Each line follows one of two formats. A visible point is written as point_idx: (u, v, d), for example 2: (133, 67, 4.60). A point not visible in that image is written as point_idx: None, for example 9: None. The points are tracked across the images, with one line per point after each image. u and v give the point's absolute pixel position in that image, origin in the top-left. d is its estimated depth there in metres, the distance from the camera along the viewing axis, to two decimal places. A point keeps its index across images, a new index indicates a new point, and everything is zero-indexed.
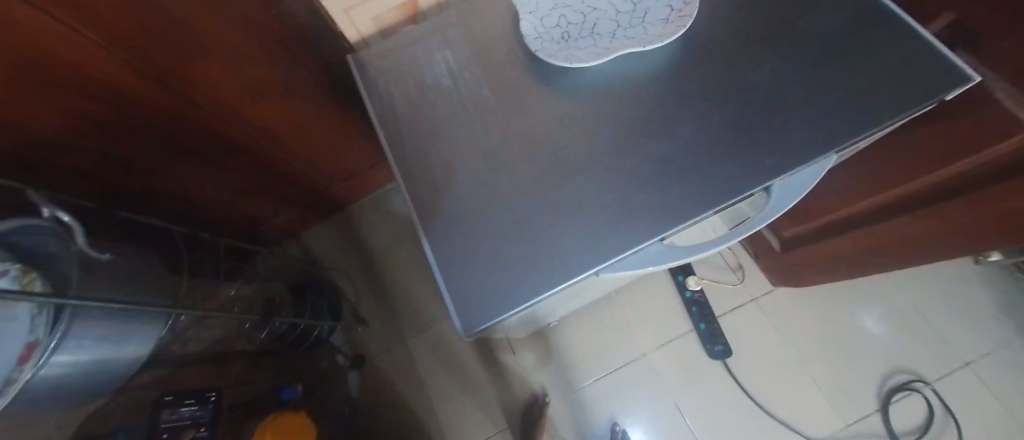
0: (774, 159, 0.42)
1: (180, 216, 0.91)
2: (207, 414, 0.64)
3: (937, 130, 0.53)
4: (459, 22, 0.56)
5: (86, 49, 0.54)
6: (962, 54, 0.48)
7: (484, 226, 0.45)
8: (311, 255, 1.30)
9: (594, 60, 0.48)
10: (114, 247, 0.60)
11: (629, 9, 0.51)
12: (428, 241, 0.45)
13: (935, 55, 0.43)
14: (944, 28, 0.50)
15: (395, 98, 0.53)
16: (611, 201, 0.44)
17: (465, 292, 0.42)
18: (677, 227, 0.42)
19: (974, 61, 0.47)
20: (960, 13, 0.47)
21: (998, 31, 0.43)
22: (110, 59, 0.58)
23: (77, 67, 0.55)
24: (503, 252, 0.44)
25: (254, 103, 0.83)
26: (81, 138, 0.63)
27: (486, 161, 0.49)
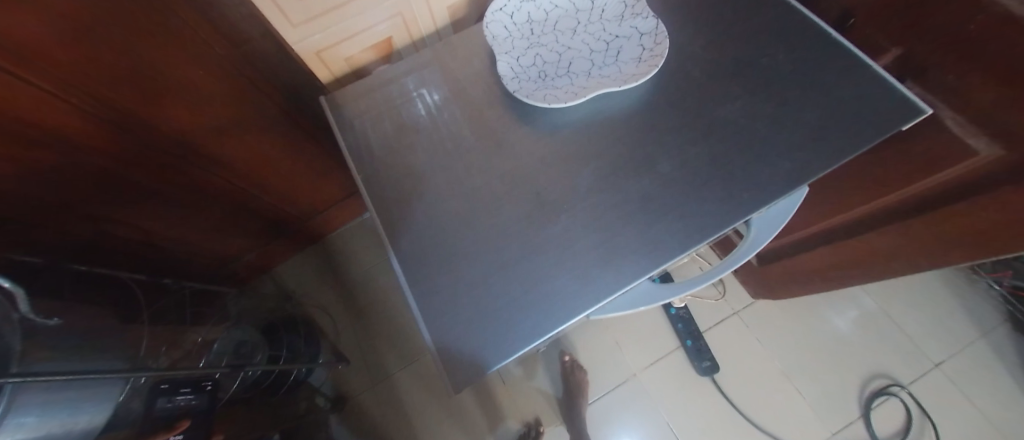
0: (750, 193, 0.43)
1: (141, 262, 0.85)
2: (204, 403, 0.60)
3: (894, 156, 0.56)
4: (435, 61, 0.56)
5: (28, 93, 0.51)
6: (912, 86, 0.51)
7: (470, 271, 0.44)
8: (285, 291, 1.24)
9: (573, 98, 0.49)
10: (59, 309, 0.55)
11: (602, 48, 0.52)
12: (412, 289, 0.43)
13: (889, 89, 0.45)
14: (892, 62, 0.53)
15: (372, 140, 0.52)
16: (597, 241, 0.44)
17: (455, 342, 0.40)
18: (667, 264, 0.42)
19: (925, 94, 0.50)
20: (905, 49, 0.51)
21: (946, 66, 0.46)
22: (56, 102, 0.55)
23: (20, 113, 0.52)
24: (492, 299, 0.42)
25: (222, 142, 0.80)
26: (23, 185, 0.59)
27: (469, 203, 0.48)
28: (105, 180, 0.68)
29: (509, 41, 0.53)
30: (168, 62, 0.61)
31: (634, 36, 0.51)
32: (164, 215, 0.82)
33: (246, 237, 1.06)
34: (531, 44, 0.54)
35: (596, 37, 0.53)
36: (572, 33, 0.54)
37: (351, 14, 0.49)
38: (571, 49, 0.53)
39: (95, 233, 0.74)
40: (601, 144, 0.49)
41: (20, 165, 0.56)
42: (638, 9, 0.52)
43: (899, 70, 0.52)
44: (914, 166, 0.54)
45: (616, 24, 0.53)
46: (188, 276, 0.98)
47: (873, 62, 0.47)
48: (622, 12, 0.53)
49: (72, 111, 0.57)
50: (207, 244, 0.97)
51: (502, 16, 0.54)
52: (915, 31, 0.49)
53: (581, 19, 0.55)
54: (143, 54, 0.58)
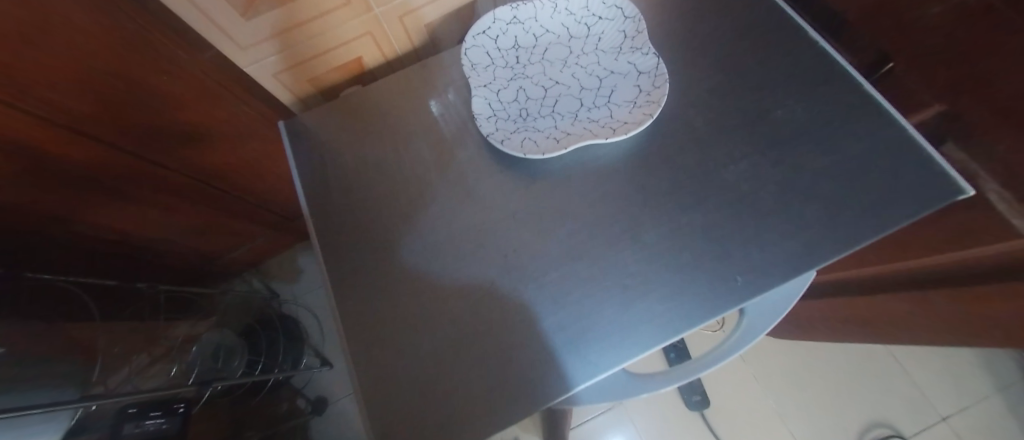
0: (742, 277, 0.38)
1: (121, 261, 0.84)
2: (174, 426, 0.64)
3: (921, 224, 0.49)
4: (408, 87, 0.51)
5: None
6: (950, 149, 0.44)
7: (421, 340, 0.40)
8: (271, 289, 1.22)
9: (554, 146, 0.43)
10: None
11: (594, 85, 0.46)
12: (355, 357, 0.40)
13: (922, 161, 0.39)
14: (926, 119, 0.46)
15: (331, 180, 0.48)
16: (563, 320, 0.39)
17: (394, 426, 0.36)
18: (636, 357, 0.36)
19: (967, 161, 0.43)
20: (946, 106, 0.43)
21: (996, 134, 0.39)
22: (26, 120, 0.52)
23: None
24: (440, 377, 0.38)
25: (201, 147, 0.76)
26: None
27: (428, 260, 0.44)
28: (70, 189, 0.65)
29: (489, 71, 0.47)
30: (136, 72, 0.58)
31: (630, 75, 0.45)
32: (137, 221, 0.79)
33: (232, 237, 1.04)
34: (514, 75, 0.48)
35: (588, 71, 0.47)
36: (562, 65, 0.48)
37: (308, 36, 0.44)
38: (560, 84, 0.48)
39: (72, 235, 0.72)
40: (580, 202, 0.43)
41: None
42: (638, 42, 0.46)
43: (934, 130, 0.45)
44: (940, 237, 0.47)
45: (612, 57, 0.47)
46: (170, 275, 0.97)
47: (907, 125, 0.40)
48: (621, 43, 0.47)
49: (33, 125, 0.53)
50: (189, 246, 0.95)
51: (485, 42, 0.48)
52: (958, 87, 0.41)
53: (574, 49, 0.49)
54: (107, 67, 0.54)
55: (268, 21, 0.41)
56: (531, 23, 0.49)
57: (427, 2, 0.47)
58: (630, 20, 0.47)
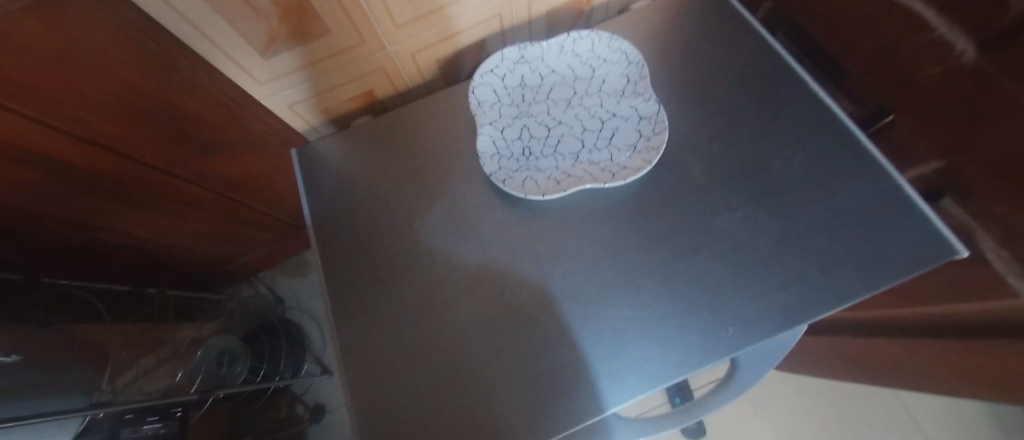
0: (731, 329, 0.38)
1: (137, 266, 0.86)
2: (171, 430, 0.70)
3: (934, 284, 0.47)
4: (415, 123, 0.53)
5: (30, 131, 0.50)
6: (946, 206, 0.45)
7: (417, 372, 0.41)
8: (276, 296, 1.25)
9: (554, 188, 0.45)
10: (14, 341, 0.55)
11: (596, 127, 0.48)
12: (353, 385, 0.41)
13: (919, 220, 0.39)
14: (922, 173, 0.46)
15: (340, 211, 0.51)
16: (556, 360, 0.40)
17: None
18: (625, 404, 0.37)
19: (961, 218, 0.43)
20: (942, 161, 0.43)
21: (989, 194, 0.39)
22: (58, 137, 0.53)
23: (22, 145, 0.51)
24: (433, 411, 0.39)
25: (219, 163, 0.78)
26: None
27: (428, 291, 0.45)
28: (95, 200, 0.66)
29: (495, 109, 0.50)
30: (172, 98, 0.59)
31: (631, 119, 0.47)
32: (155, 231, 0.82)
33: (243, 244, 1.07)
34: (519, 114, 0.50)
35: (591, 113, 0.49)
36: (566, 105, 0.50)
37: (324, 72, 0.47)
38: (563, 124, 0.49)
39: (95, 241, 0.74)
40: (578, 242, 0.44)
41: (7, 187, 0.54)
42: (641, 87, 0.48)
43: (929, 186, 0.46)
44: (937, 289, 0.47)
45: (615, 99, 0.49)
46: (181, 279, 1.00)
47: (903, 181, 0.40)
48: (624, 88, 0.49)
49: (62, 139, 0.54)
50: (201, 253, 0.98)
51: (491, 81, 0.50)
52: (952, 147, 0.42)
53: (578, 89, 0.51)
54: (143, 94, 0.56)
55: (287, 59, 0.44)
56: (537, 63, 0.51)
57: (438, 41, 0.50)
58: (633, 66, 0.49)
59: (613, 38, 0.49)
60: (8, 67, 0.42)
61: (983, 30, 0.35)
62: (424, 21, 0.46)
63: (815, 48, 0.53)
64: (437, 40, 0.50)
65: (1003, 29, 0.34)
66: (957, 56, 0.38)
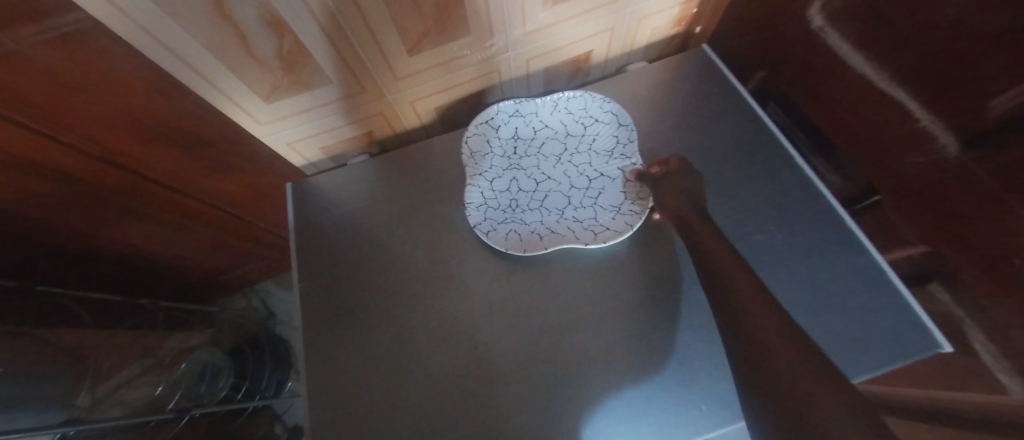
0: (689, 407, 0.39)
1: (136, 274, 0.87)
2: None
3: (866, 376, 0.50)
4: (411, 168, 0.56)
5: (48, 149, 0.52)
6: (918, 295, 0.45)
7: (387, 420, 0.42)
8: (267, 309, 1.26)
9: (537, 243, 0.46)
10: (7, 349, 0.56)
11: (582, 185, 0.51)
12: (320, 427, 0.43)
13: (910, 319, 0.43)
14: (896, 259, 0.47)
15: (330, 248, 0.52)
16: (532, 422, 0.40)
17: None
18: None
19: (934, 310, 0.44)
20: (915, 251, 0.44)
21: (963, 289, 0.40)
22: (74, 155, 0.56)
23: (39, 161, 0.53)
24: None
25: (226, 186, 0.80)
26: (4, 229, 0.59)
27: (405, 339, 0.46)
28: (101, 213, 0.68)
29: (487, 160, 0.52)
30: (194, 127, 0.61)
31: (618, 181, 0.50)
32: (158, 244, 0.84)
33: (237, 258, 1.07)
34: (510, 166, 0.53)
35: (579, 171, 0.52)
36: (556, 161, 0.53)
37: (327, 114, 0.51)
38: (551, 179, 0.52)
39: (95, 250, 0.75)
40: (562, 301, 0.46)
41: (21, 198, 0.56)
42: (628, 150, 0.51)
43: (904, 273, 0.46)
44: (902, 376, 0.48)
45: (604, 160, 0.52)
46: (175, 289, 1.01)
47: (884, 266, 0.46)
48: (612, 149, 0.52)
49: (77, 157, 0.56)
50: (198, 265, 0.99)
51: (486, 131, 0.53)
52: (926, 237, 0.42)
53: (569, 146, 0.54)
54: (166, 123, 0.58)
55: (289, 103, 0.48)
56: (532, 119, 0.54)
57: (435, 92, 0.55)
58: (624, 128, 0.52)
59: (605, 100, 0.53)
60: (35, 93, 0.45)
61: (964, 126, 0.36)
62: (422, 75, 0.51)
63: (806, 122, 0.54)
64: (435, 91, 0.55)
65: (988, 131, 0.34)
66: (940, 149, 0.38)
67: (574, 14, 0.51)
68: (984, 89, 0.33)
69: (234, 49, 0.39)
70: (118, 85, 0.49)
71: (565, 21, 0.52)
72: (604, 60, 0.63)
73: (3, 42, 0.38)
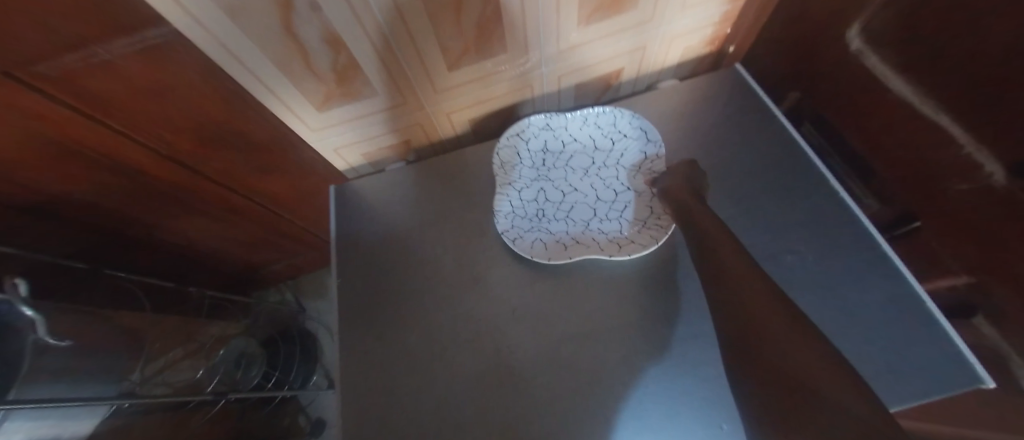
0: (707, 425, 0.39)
1: (186, 264, 0.94)
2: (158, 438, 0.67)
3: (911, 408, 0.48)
4: (444, 176, 0.59)
5: (124, 148, 0.59)
6: (962, 328, 0.43)
7: (409, 414, 0.44)
8: (299, 305, 1.32)
9: (561, 252, 0.48)
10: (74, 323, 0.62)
11: (609, 198, 0.53)
12: (347, 415, 0.46)
13: (953, 353, 0.43)
14: (938, 289, 0.45)
15: (365, 248, 0.55)
16: (548, 429, 0.41)
17: None
18: None
19: (980, 345, 0.41)
20: (958, 281, 0.42)
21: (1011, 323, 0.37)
22: (146, 154, 0.62)
23: (116, 158, 0.60)
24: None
25: (272, 186, 0.86)
26: (81, 216, 0.66)
27: (430, 338, 0.48)
28: (163, 206, 0.75)
29: (516, 171, 0.55)
30: (248, 130, 0.66)
31: (643, 195, 0.52)
32: (207, 237, 0.90)
33: (276, 254, 1.13)
34: (538, 177, 0.55)
35: (606, 184, 0.54)
36: (583, 174, 0.55)
37: (371, 123, 0.55)
38: (578, 191, 0.54)
39: (154, 240, 0.81)
40: (580, 312, 0.46)
41: (97, 189, 0.63)
42: (656, 165, 0.53)
43: (947, 303, 0.44)
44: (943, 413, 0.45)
45: (631, 174, 0.54)
46: (219, 280, 1.08)
47: (929, 304, 0.45)
48: (640, 164, 0.54)
49: (148, 156, 0.63)
50: (240, 259, 1.06)
51: (515, 143, 0.56)
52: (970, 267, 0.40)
53: (596, 160, 0.56)
54: (225, 126, 0.63)
55: (338, 112, 0.52)
56: (560, 132, 0.57)
57: (471, 105, 0.58)
58: (652, 144, 0.54)
59: (633, 116, 0.54)
60: (119, 97, 0.51)
61: (1008, 154, 0.35)
62: (460, 89, 0.54)
63: (842, 144, 0.53)
64: (471, 103, 0.57)
65: None
66: (984, 176, 0.37)
67: (607, 33, 0.53)
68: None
69: (293, 62, 0.43)
70: (188, 92, 0.55)
71: (596, 40, 0.54)
72: (635, 77, 0.65)
73: (98, 52, 0.44)
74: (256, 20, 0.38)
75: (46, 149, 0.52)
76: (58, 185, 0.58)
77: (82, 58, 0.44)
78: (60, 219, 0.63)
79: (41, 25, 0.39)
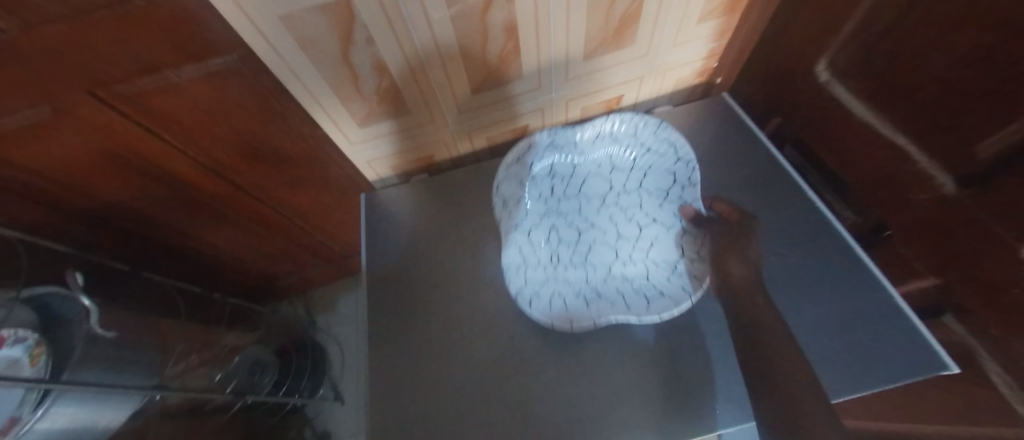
0: (652, 380, 0.52)
1: (210, 273, 0.99)
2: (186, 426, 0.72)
3: (847, 402, 0.52)
4: (463, 189, 0.72)
5: (178, 161, 0.65)
6: (938, 327, 0.47)
7: (425, 369, 0.57)
8: (312, 317, 1.36)
9: (583, 308, 0.55)
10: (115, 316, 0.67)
11: (632, 238, 0.63)
12: (372, 365, 0.58)
13: (918, 341, 0.47)
14: (915, 291, 0.49)
15: (389, 242, 0.68)
16: (583, 399, 0.52)
17: (385, 413, 0.55)
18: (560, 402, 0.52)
19: (951, 341, 0.45)
20: (931, 282, 0.47)
21: (981, 317, 0.41)
22: (195, 167, 0.68)
23: (171, 172, 0.67)
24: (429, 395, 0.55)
25: (300, 201, 0.92)
26: (128, 220, 0.72)
27: (447, 319, 0.60)
28: (200, 216, 0.81)
29: (519, 208, 0.61)
30: (291, 148, 0.71)
31: (680, 232, 0.61)
32: (233, 247, 0.96)
33: (294, 266, 1.19)
34: (549, 213, 0.63)
35: (625, 216, 0.64)
36: (602, 205, 0.65)
37: (401, 139, 0.66)
38: (597, 228, 0.64)
39: (187, 247, 0.87)
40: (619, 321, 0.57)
41: (147, 197, 0.69)
42: (689, 192, 0.61)
43: (925, 305, 0.48)
44: None
45: (658, 204, 0.63)
46: (237, 291, 1.12)
47: (896, 298, 0.50)
48: (666, 188, 0.63)
49: (198, 171, 0.69)
50: (258, 270, 1.11)
51: (516, 172, 0.61)
52: (938, 269, 0.45)
53: (614, 185, 0.65)
54: (270, 145, 0.69)
55: (376, 128, 0.63)
56: (575, 155, 0.64)
57: (489, 124, 0.67)
58: (682, 163, 0.60)
59: (660, 124, 0.59)
60: (183, 117, 0.57)
61: (957, 168, 0.40)
62: (480, 110, 0.63)
63: (821, 163, 0.59)
64: (490, 124, 0.67)
65: (977, 171, 0.38)
66: (938, 187, 0.43)
67: (613, 64, 0.61)
68: (972, 133, 0.38)
69: (346, 87, 0.53)
70: (243, 112, 0.59)
71: (602, 70, 0.62)
72: (635, 103, 0.73)
73: (170, 76, 0.49)
74: (323, 53, 0.48)
75: (108, 160, 0.59)
76: (113, 193, 0.65)
77: (157, 80, 0.49)
78: (113, 222, 0.71)
79: (126, 54, 0.44)
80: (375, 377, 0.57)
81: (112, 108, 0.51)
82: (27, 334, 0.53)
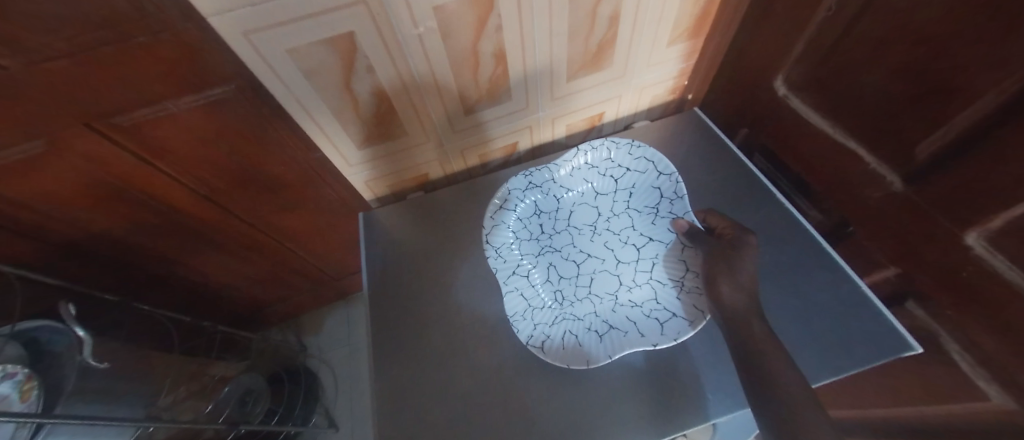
0: (646, 378, 0.55)
1: (199, 301, 0.98)
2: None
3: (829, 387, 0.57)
4: (457, 205, 0.74)
5: (172, 189, 0.66)
6: (905, 312, 0.51)
7: (427, 380, 0.59)
8: (303, 342, 1.34)
9: (595, 342, 0.55)
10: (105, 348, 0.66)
11: (631, 259, 0.65)
12: (376, 380, 0.60)
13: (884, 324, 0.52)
14: (882, 281, 0.54)
15: (386, 259, 0.70)
16: (591, 418, 0.53)
17: (390, 425, 0.56)
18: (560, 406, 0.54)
19: (917, 324, 0.49)
20: (894, 271, 0.51)
21: (942, 300, 0.45)
22: (190, 194, 0.69)
23: (165, 200, 0.68)
24: (432, 405, 0.57)
25: (293, 224, 0.93)
26: (118, 250, 0.72)
27: (447, 332, 0.62)
28: (191, 244, 0.81)
29: (513, 251, 0.64)
30: (284, 175, 0.72)
31: (677, 246, 0.63)
32: (224, 273, 0.95)
33: (285, 291, 1.18)
34: (542, 251, 0.66)
35: (620, 239, 0.67)
36: (595, 233, 0.68)
37: (398, 158, 0.70)
38: (595, 256, 0.66)
39: (177, 275, 0.86)
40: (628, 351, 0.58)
41: (139, 226, 0.70)
42: (680, 204, 0.64)
43: (892, 293, 0.53)
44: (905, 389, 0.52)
45: (649, 219, 0.67)
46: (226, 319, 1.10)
47: (863, 287, 0.54)
48: (654, 204, 0.67)
49: (193, 198, 0.70)
50: (246, 297, 1.09)
51: (502, 218, 0.66)
52: (900, 259, 0.49)
53: (602, 209, 0.70)
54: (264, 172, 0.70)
55: (373, 148, 0.66)
56: (558, 191, 0.70)
57: (480, 143, 0.71)
58: (665, 178, 0.66)
59: (637, 148, 0.67)
60: (180, 146, 0.58)
61: (904, 167, 0.45)
62: (472, 130, 0.67)
63: (788, 167, 0.64)
64: (481, 142, 0.71)
65: (920, 169, 0.43)
66: (889, 185, 0.47)
67: (594, 83, 0.66)
68: (912, 136, 0.43)
69: (347, 112, 0.57)
70: (240, 140, 0.61)
71: (584, 90, 0.66)
72: (615, 118, 0.78)
73: (168, 106, 0.50)
74: (325, 82, 0.51)
75: (104, 190, 0.60)
76: (105, 223, 0.65)
77: (155, 111, 0.50)
78: (104, 253, 0.70)
79: (127, 86, 0.45)
80: (377, 390, 0.59)
81: (108, 138, 0.52)
82: (15, 370, 0.51)
